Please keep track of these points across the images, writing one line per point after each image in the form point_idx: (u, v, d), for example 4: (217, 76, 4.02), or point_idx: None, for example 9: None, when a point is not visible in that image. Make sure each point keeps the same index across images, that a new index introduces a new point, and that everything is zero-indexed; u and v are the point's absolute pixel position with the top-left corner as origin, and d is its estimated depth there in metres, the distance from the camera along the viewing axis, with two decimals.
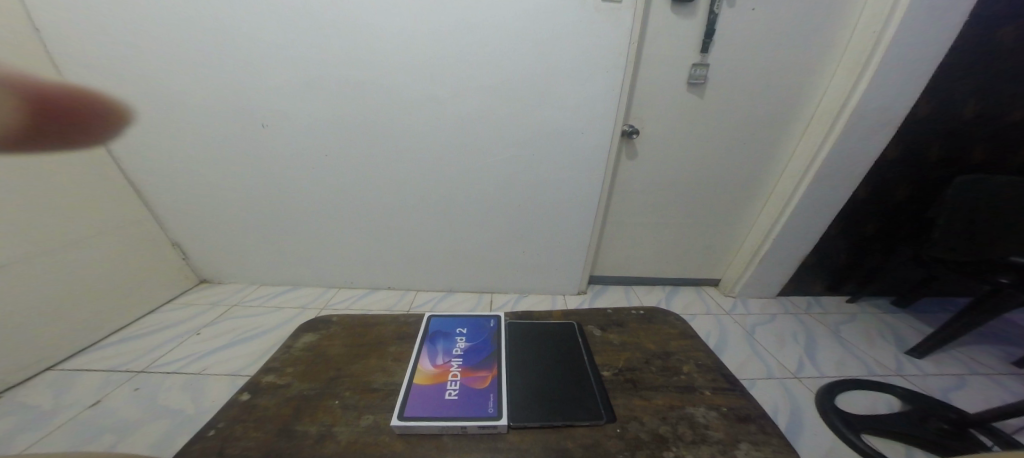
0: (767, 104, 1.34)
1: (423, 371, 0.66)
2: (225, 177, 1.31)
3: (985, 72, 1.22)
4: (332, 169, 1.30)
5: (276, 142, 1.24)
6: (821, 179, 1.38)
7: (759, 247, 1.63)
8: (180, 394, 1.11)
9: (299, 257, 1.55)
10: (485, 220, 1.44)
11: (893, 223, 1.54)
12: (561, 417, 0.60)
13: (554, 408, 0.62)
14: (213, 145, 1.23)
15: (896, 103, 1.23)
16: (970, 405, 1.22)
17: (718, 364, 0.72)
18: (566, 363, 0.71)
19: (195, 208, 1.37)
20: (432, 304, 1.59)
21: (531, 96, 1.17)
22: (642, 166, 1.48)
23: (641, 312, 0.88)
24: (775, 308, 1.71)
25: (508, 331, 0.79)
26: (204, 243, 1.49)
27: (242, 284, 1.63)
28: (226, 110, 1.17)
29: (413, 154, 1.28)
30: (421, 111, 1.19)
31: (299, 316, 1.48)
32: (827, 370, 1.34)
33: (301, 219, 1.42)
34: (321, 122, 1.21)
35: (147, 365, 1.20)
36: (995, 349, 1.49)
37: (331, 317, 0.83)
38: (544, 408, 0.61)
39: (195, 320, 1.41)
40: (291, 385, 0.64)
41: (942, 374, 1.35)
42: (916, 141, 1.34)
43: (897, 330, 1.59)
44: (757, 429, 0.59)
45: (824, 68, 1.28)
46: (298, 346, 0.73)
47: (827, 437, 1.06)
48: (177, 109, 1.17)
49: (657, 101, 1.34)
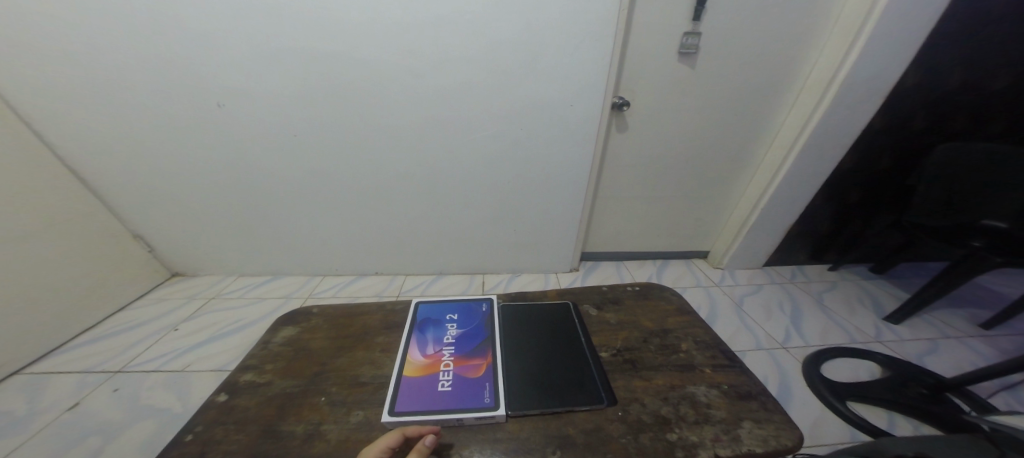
0: (760, 73, 1.29)
1: (414, 362, 0.62)
2: (186, 162, 1.19)
3: (976, 37, 1.18)
4: (306, 150, 1.21)
5: (237, 122, 1.13)
6: (812, 151, 1.36)
7: (747, 219, 1.63)
8: (165, 393, 1.06)
9: (279, 245, 1.47)
10: (472, 200, 1.38)
11: (876, 191, 1.55)
12: (561, 403, 0.59)
13: (553, 394, 0.60)
14: (167, 127, 1.12)
15: (891, 68, 1.19)
16: (939, 366, 1.29)
17: (716, 340, 0.72)
18: (564, 346, 0.69)
19: (156, 197, 1.26)
20: (422, 288, 1.56)
21: (516, 67, 1.09)
22: (633, 140, 1.43)
23: (636, 288, 0.86)
24: (761, 279, 1.75)
25: (501, 315, 0.75)
26: (169, 235, 1.38)
27: (218, 275, 1.55)
28: (175, 86, 1.05)
29: (394, 132, 1.19)
30: (397, 84, 1.09)
31: (285, 306, 1.42)
32: (810, 338, 1.39)
33: (277, 205, 1.33)
34: (289, 99, 1.10)
35: (125, 364, 1.13)
36: (962, 312, 1.57)
37: (311, 308, 0.77)
38: (544, 395, 0.59)
39: (174, 315, 1.33)
40: (273, 383, 0.60)
41: (916, 337, 1.42)
42: (904, 112, 1.32)
43: (875, 295, 1.65)
44: (758, 406, 0.59)
45: (819, 31, 1.22)
46: (277, 341, 0.68)
47: (816, 406, 1.12)
48: (119, 87, 1.03)
49: (649, 70, 1.27)
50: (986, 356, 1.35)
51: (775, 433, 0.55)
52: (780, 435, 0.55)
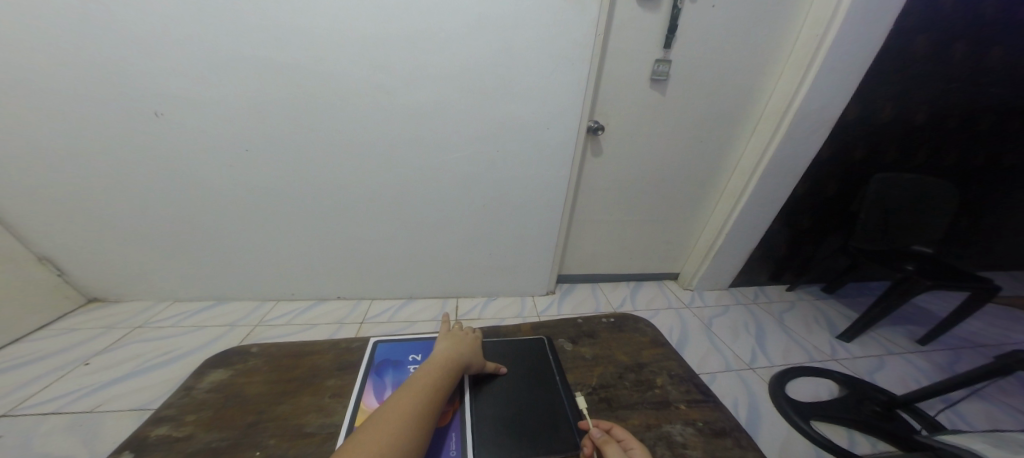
0: (722, 104, 1.38)
1: (369, 411, 0.56)
2: (119, 174, 1.07)
3: (904, 78, 1.32)
4: (264, 165, 1.12)
5: (180, 132, 1.03)
6: (770, 178, 1.45)
7: (714, 241, 1.69)
8: (65, 439, 0.89)
9: (227, 267, 1.33)
10: (445, 221, 1.34)
11: (825, 216, 1.67)
12: (533, 448, 0.54)
13: (524, 439, 0.55)
14: (97, 136, 1.00)
15: (834, 104, 1.30)
16: (890, 383, 1.37)
17: (690, 373, 0.71)
18: (537, 385, 0.65)
19: (77, 210, 1.11)
20: (390, 313, 1.46)
21: (491, 88, 1.08)
22: (606, 163, 1.46)
23: (611, 320, 0.85)
24: (728, 300, 1.81)
25: None
26: (92, 254, 1.21)
27: (150, 301, 1.38)
28: (110, 92, 0.95)
29: (363, 150, 1.14)
30: (368, 100, 1.05)
31: (229, 336, 1.27)
32: (775, 359, 1.43)
33: (227, 224, 1.22)
34: (245, 111, 1.02)
35: (11, 408, 0.96)
36: (903, 329, 1.70)
37: (251, 347, 0.68)
38: (514, 441, 0.55)
39: (88, 347, 1.16)
40: (194, 437, 0.51)
41: (866, 355, 1.51)
42: (847, 143, 1.44)
43: (829, 315, 1.75)
44: (734, 443, 0.58)
45: (772, 70, 1.32)
46: (203, 387, 0.59)
47: (783, 427, 1.14)
48: (36, 89, 0.92)
49: (621, 98, 1.31)
50: (928, 372, 1.45)
51: None
52: None
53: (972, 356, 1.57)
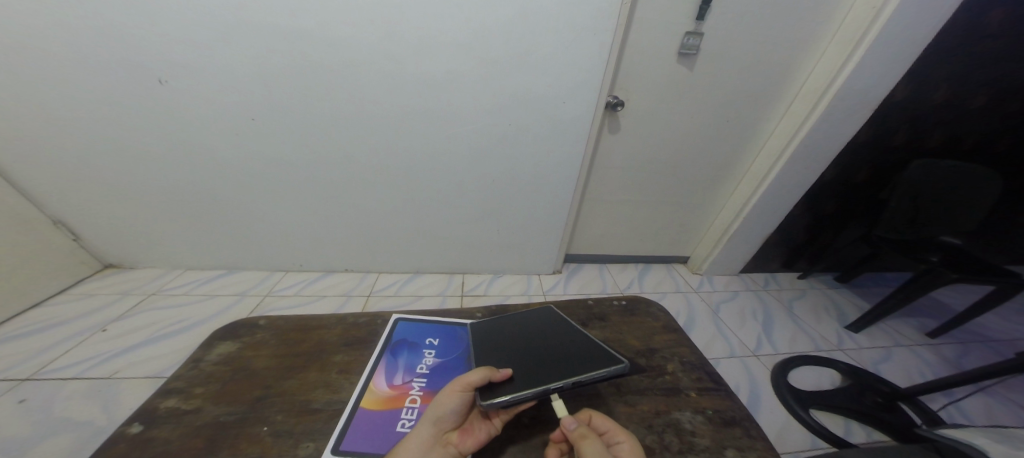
0: (754, 81, 1.28)
1: (376, 393, 0.56)
2: (124, 142, 1.05)
3: (964, 57, 1.20)
4: (270, 137, 1.09)
5: (183, 104, 1.00)
6: (796, 163, 1.37)
7: (729, 225, 1.64)
8: (87, 404, 0.94)
9: (236, 237, 1.34)
10: (453, 197, 1.31)
11: (850, 203, 1.59)
12: (550, 379, 0.50)
13: (538, 375, 0.51)
14: (97, 104, 0.97)
15: (880, 85, 1.19)
16: (896, 375, 1.35)
17: (702, 361, 0.70)
18: (555, 332, 0.61)
19: (85, 178, 1.11)
20: (396, 287, 1.47)
21: (505, 59, 1.01)
22: (622, 141, 1.39)
23: (623, 303, 0.83)
24: (737, 285, 1.79)
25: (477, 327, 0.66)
26: (104, 221, 1.22)
27: (162, 269, 1.41)
28: (105, 57, 0.90)
29: (370, 122, 1.09)
30: (376, 70, 0.99)
31: (238, 305, 1.30)
32: (781, 346, 1.42)
33: (235, 195, 1.21)
34: (248, 77, 0.97)
35: (35, 372, 1.00)
36: (914, 321, 1.67)
37: (258, 320, 0.68)
38: (530, 377, 0.51)
39: (105, 312, 1.20)
40: (203, 411, 0.52)
41: (874, 346, 1.49)
42: (886, 126, 1.34)
43: (840, 305, 1.72)
44: (743, 433, 0.57)
45: (815, 45, 1.21)
46: (211, 359, 0.60)
47: (782, 415, 1.14)
48: (28, 51, 0.87)
49: (645, 72, 1.22)
50: (937, 365, 1.43)
51: None
52: None
53: (982, 350, 1.55)
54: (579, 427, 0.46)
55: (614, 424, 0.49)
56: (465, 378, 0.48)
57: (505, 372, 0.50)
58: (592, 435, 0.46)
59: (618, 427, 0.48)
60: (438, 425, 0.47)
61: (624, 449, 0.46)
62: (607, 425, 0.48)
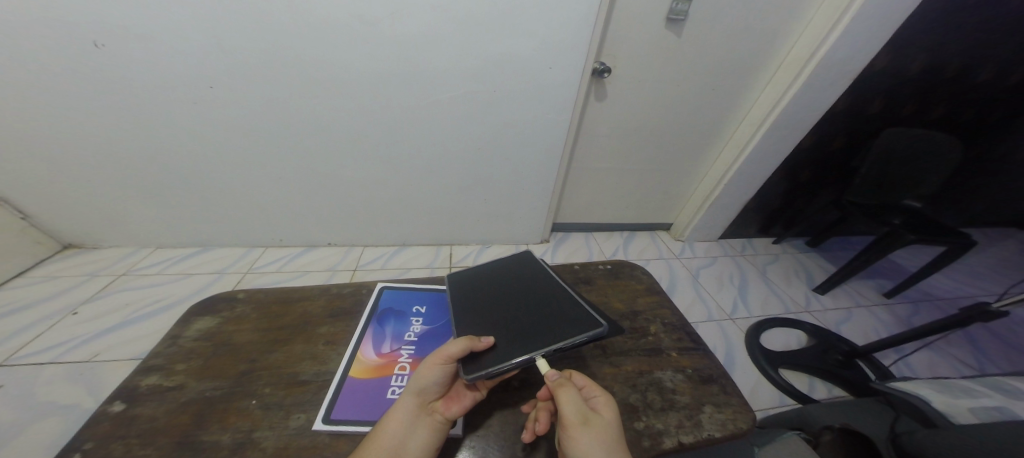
0: (742, 47, 1.24)
1: (364, 362, 0.56)
2: (63, 110, 0.94)
3: (944, 27, 1.19)
4: (232, 104, 1.00)
5: (127, 68, 0.89)
6: (778, 132, 1.38)
7: (711, 193, 1.67)
8: (69, 387, 0.91)
9: (209, 213, 1.27)
10: (436, 168, 1.27)
11: (825, 170, 1.63)
12: (533, 348, 0.49)
13: (521, 342, 0.50)
14: (24, 68, 0.86)
15: (863, 54, 1.18)
16: (854, 333, 1.47)
17: (683, 322, 0.73)
18: (540, 289, 0.60)
19: (26, 152, 1.01)
20: (383, 260, 1.46)
21: (486, 18, 0.93)
22: (609, 109, 1.36)
23: (608, 267, 0.85)
24: (716, 251, 1.85)
25: (460, 284, 0.64)
26: (54, 199, 1.13)
27: (130, 247, 1.33)
28: (20, 14, 0.78)
29: (343, 88, 1.01)
30: (344, 30, 0.90)
31: (219, 283, 1.27)
32: (753, 309, 1.51)
33: (201, 168, 1.13)
34: (198, 39, 0.87)
35: (6, 357, 0.96)
36: (874, 282, 1.79)
37: (237, 293, 0.66)
38: (513, 345, 0.50)
39: (72, 294, 1.14)
40: (187, 386, 0.51)
41: (837, 307, 1.60)
42: (864, 95, 1.35)
43: (809, 268, 1.82)
44: (719, 390, 0.61)
45: (805, 10, 1.17)
46: (190, 335, 0.58)
47: (753, 373, 1.23)
48: None
49: (633, 35, 1.16)
50: (889, 323, 1.56)
51: (732, 417, 0.57)
52: (736, 418, 0.56)
53: (930, 307, 1.69)
54: (558, 377, 0.47)
55: (588, 379, 0.49)
56: (443, 351, 0.48)
57: (486, 341, 0.50)
58: (569, 384, 0.46)
59: (593, 382, 0.48)
60: (420, 395, 0.47)
61: (599, 402, 0.46)
62: (584, 380, 0.49)
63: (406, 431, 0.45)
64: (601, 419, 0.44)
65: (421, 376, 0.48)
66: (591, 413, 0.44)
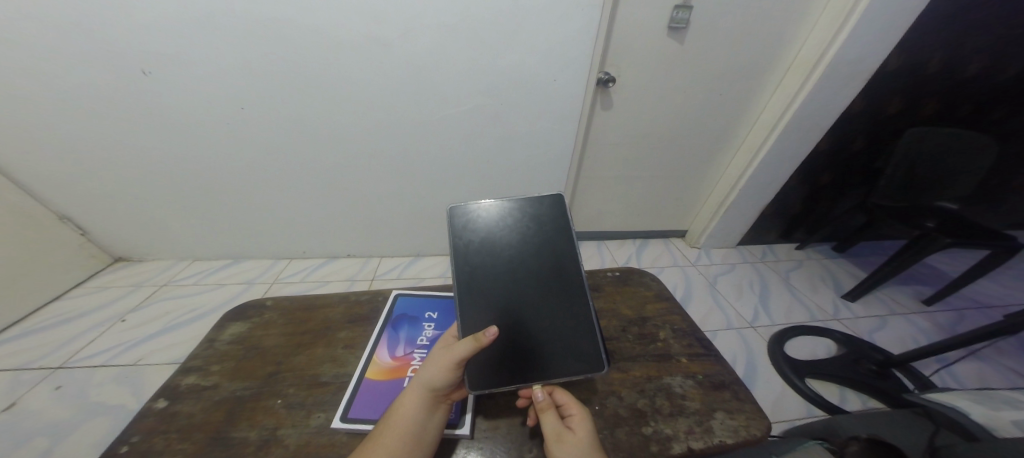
0: (746, 52, 1.24)
1: (379, 364, 0.60)
2: (118, 136, 1.05)
3: (959, 24, 1.16)
4: (261, 127, 1.09)
5: (169, 94, 0.99)
6: (791, 135, 1.36)
7: (725, 199, 1.65)
8: (117, 389, 0.99)
9: (240, 227, 1.37)
10: (448, 180, 1.32)
11: (846, 173, 1.58)
12: (528, 376, 0.52)
13: (519, 368, 0.53)
14: (85, 101, 0.97)
15: (874, 54, 1.16)
16: (889, 343, 1.39)
17: (694, 328, 0.72)
18: (557, 287, 0.57)
19: (85, 175, 1.12)
20: (398, 271, 1.52)
21: (492, 37, 0.98)
22: (616, 118, 1.38)
23: (616, 274, 0.85)
24: (734, 258, 1.81)
25: (478, 241, 0.60)
26: (107, 217, 1.25)
27: (169, 261, 1.44)
28: (86, 54, 0.89)
29: (360, 108, 1.08)
30: (360, 53, 0.97)
31: (247, 293, 1.35)
32: (775, 317, 1.45)
33: (233, 185, 1.22)
34: (229, 64, 0.95)
35: (65, 360, 1.05)
36: (909, 289, 1.69)
37: (266, 301, 0.71)
38: (510, 369, 0.53)
39: (119, 303, 1.24)
40: (220, 386, 0.55)
41: (868, 315, 1.52)
42: (882, 96, 1.32)
43: (836, 275, 1.74)
44: (731, 396, 0.60)
45: (808, 14, 1.17)
46: (224, 339, 0.63)
47: (777, 384, 1.18)
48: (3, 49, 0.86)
49: (636, 45, 1.19)
50: (928, 331, 1.46)
51: (745, 424, 0.56)
52: (749, 425, 0.55)
53: (974, 315, 1.57)
54: (544, 398, 0.50)
55: (571, 398, 0.50)
56: (458, 352, 0.48)
57: (491, 334, 0.48)
58: (550, 408, 0.49)
59: (574, 400, 0.50)
60: (432, 394, 0.49)
61: (575, 420, 0.48)
62: (565, 397, 0.50)
63: (417, 426, 0.47)
64: (574, 434, 0.46)
65: (436, 374, 0.48)
66: (565, 430, 0.47)
